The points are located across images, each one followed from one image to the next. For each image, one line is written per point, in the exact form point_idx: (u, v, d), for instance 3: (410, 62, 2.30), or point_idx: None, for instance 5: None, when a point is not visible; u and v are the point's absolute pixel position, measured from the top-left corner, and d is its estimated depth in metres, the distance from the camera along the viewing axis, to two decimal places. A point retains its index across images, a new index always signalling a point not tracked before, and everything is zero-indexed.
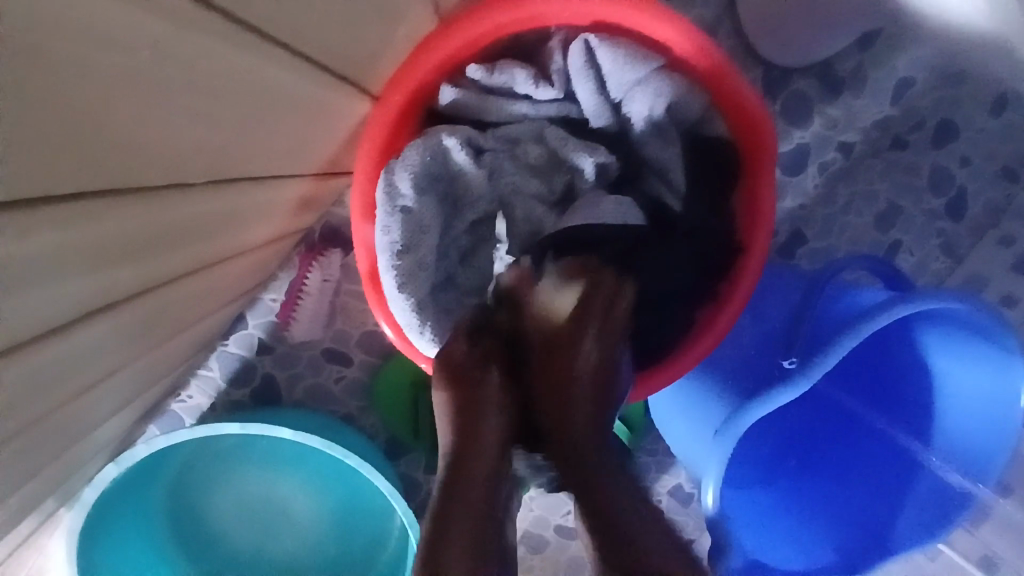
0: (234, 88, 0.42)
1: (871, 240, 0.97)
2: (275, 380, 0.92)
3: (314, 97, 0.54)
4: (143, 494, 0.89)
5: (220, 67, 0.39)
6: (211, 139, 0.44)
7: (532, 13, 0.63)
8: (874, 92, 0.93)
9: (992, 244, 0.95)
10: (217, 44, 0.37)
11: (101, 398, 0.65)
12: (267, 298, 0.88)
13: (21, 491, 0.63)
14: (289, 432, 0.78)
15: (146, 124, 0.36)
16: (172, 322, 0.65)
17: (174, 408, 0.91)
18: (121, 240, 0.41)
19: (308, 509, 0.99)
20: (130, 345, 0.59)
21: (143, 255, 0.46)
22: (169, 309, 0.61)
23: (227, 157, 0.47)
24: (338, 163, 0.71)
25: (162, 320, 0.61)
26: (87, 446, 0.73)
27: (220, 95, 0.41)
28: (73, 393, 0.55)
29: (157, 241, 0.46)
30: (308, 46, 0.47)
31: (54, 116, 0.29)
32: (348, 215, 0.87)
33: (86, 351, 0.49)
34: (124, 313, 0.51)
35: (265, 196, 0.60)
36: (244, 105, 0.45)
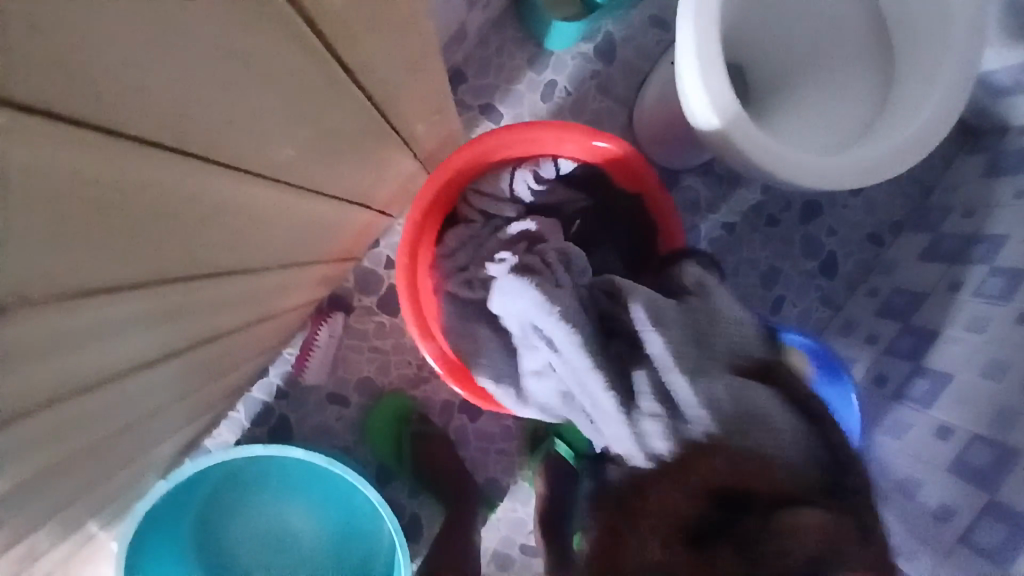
0: (291, 214, 0.70)
1: (759, 296, 1.24)
2: (289, 419, 1.15)
3: (329, 211, 0.82)
4: (180, 514, 1.10)
5: (288, 206, 0.67)
6: (269, 244, 0.70)
7: (486, 148, 0.99)
8: (748, 184, 1.24)
9: (864, 294, 1.25)
10: (288, 195, 0.65)
11: (162, 420, 0.88)
12: (286, 352, 1.13)
13: (95, 491, 0.85)
14: (303, 453, 1.01)
15: (249, 241, 0.64)
16: (221, 362, 0.89)
17: (206, 443, 1.14)
18: (216, 300, 0.68)
19: (312, 531, 1.19)
20: (194, 375, 0.83)
21: (216, 313, 0.72)
22: (222, 351, 0.86)
23: (281, 250, 0.75)
24: (346, 250, 0.99)
25: (217, 359, 0.86)
26: (144, 464, 0.95)
27: (284, 219, 0.69)
28: (151, 409, 0.78)
29: (226, 304, 0.72)
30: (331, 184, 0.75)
31: (217, 250, 0.57)
32: (350, 288, 1.13)
33: (165, 378, 0.73)
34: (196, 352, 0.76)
35: (292, 275, 0.87)
36: (292, 222, 0.72)
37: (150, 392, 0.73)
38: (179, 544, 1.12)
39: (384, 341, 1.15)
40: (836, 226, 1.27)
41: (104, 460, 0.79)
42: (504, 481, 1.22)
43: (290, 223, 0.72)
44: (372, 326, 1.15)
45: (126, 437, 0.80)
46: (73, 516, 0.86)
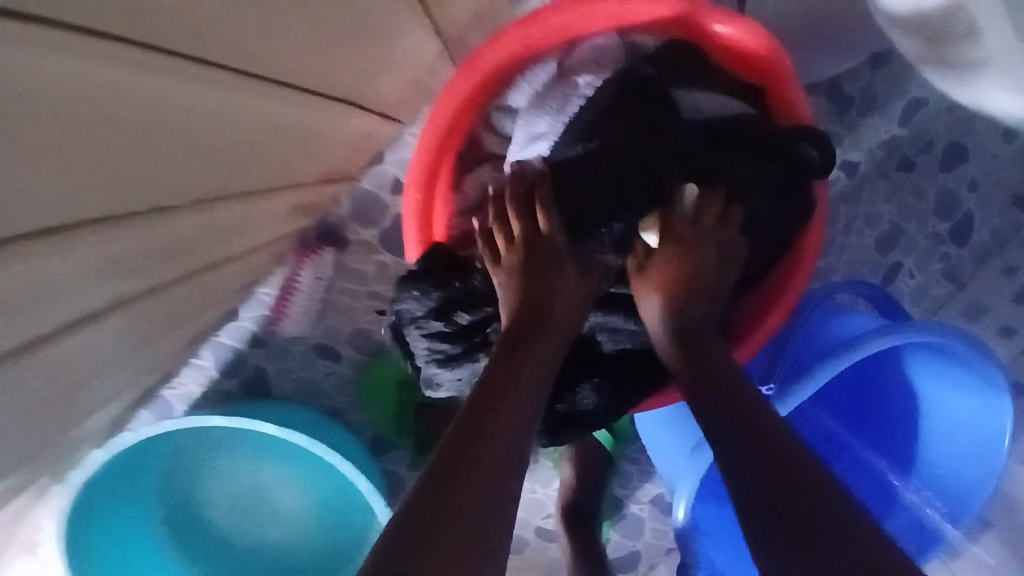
0: (175, 111, 0.42)
1: (871, 262, 0.97)
2: (268, 372, 0.93)
3: (290, 116, 0.55)
4: (137, 475, 0.93)
5: (160, 93, 0.40)
6: (166, 155, 0.45)
7: (552, 25, 0.71)
8: (883, 113, 0.92)
9: (996, 272, 0.93)
10: (148, 73, 0.37)
11: (94, 389, 0.65)
12: (261, 292, 0.88)
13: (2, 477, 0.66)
14: (273, 429, 0.79)
15: (88, 153, 0.38)
16: (164, 317, 0.65)
17: (166, 394, 0.92)
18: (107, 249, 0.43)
19: (297, 503, 1.01)
20: (123, 338, 0.60)
21: (124, 269, 0.48)
22: (160, 305, 0.62)
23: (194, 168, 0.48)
24: (334, 170, 0.71)
25: (152, 315, 0.62)
26: (79, 432, 0.75)
27: (166, 122, 0.42)
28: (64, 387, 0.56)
29: (137, 258, 0.48)
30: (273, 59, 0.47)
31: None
32: (345, 216, 0.87)
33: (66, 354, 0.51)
34: (110, 318, 0.53)
35: (247, 210, 0.61)
36: (200, 124, 0.46)
37: (54, 369, 0.51)
38: (141, 506, 0.96)
39: (388, 286, 0.90)
40: (979, 178, 0.91)
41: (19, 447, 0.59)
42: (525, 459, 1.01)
43: (189, 126, 0.45)
44: (374, 266, 0.90)
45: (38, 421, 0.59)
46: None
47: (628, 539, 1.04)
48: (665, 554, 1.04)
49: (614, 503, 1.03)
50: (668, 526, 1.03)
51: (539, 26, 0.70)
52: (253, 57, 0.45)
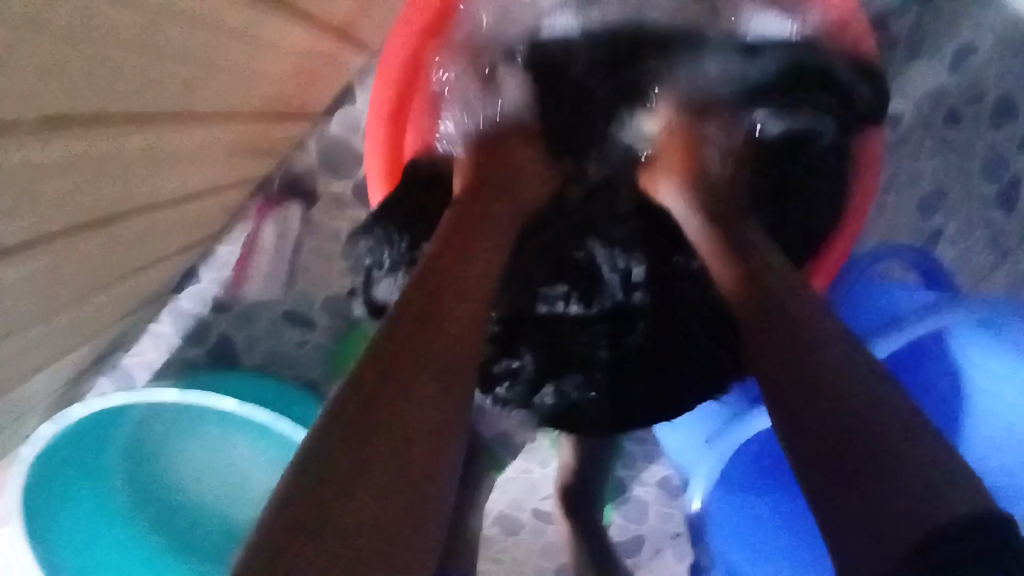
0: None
1: (910, 227, 0.85)
2: (233, 341, 0.84)
3: (238, 23, 0.44)
4: (98, 446, 0.85)
5: None
6: (72, 64, 0.33)
7: None
8: (931, 55, 0.81)
9: None
10: None
11: (17, 357, 0.55)
12: (221, 252, 0.79)
13: None
14: (233, 403, 0.70)
15: None
16: (96, 274, 0.55)
17: (124, 363, 0.84)
18: None
19: (267, 484, 0.92)
20: (33, 303, 0.48)
21: (9, 200, 0.36)
22: (83, 262, 0.50)
23: (103, 82, 0.36)
24: (290, 100, 0.60)
25: (78, 272, 0.51)
26: (13, 403, 0.65)
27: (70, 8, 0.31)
28: None
29: (24, 187, 0.36)
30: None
31: None
32: (312, 164, 0.76)
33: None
34: (18, 268, 0.42)
35: (185, 138, 0.50)
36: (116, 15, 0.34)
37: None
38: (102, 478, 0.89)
39: None
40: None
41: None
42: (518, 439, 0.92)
43: (106, 21, 0.33)
44: (347, 225, 0.79)
45: None
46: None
47: (631, 523, 0.96)
48: (670, 538, 0.96)
49: (615, 485, 0.94)
50: (677, 509, 0.95)
51: None
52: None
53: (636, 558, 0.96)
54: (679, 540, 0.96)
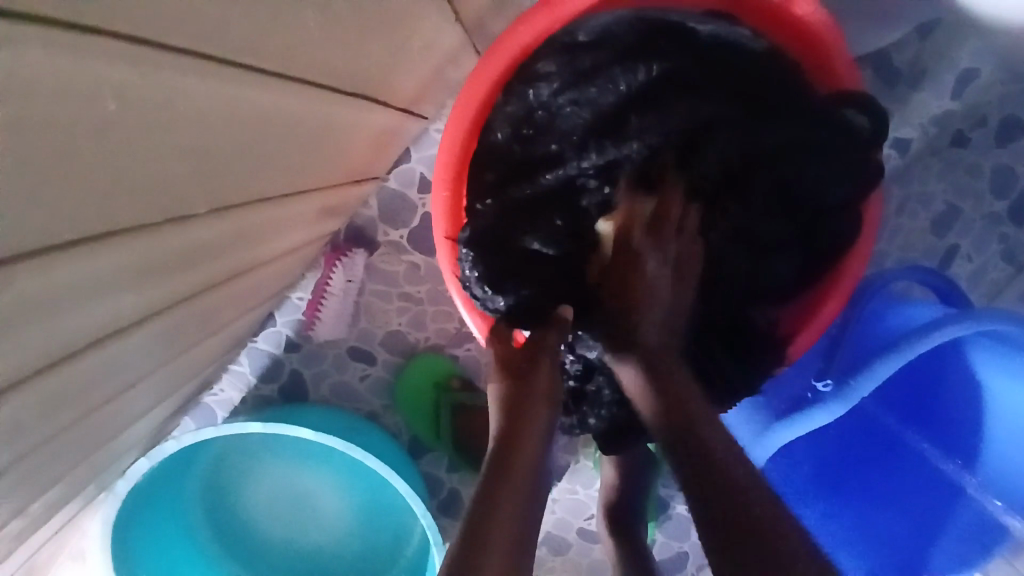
0: (253, 121, 0.40)
1: (926, 245, 0.88)
2: (303, 377, 0.92)
3: (339, 121, 0.52)
4: (179, 483, 0.92)
5: (235, 101, 0.36)
6: (229, 170, 0.41)
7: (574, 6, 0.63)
8: (933, 87, 0.83)
9: None
10: (216, 83, 0.33)
11: (129, 403, 0.63)
12: (294, 297, 0.89)
13: (56, 489, 0.64)
14: (310, 434, 0.79)
15: (162, 174, 0.34)
16: (208, 324, 0.64)
17: (206, 401, 0.93)
18: (150, 261, 0.40)
19: (333, 504, 1.00)
20: (165, 349, 0.57)
21: (171, 273, 0.45)
22: (205, 313, 0.60)
23: (245, 183, 0.44)
24: (362, 170, 0.69)
25: (199, 322, 0.60)
26: (119, 444, 0.73)
27: (241, 131, 0.39)
28: (106, 398, 0.53)
29: (184, 261, 0.45)
30: (329, 78, 0.45)
31: (81, 182, 0.28)
32: (373, 217, 0.87)
33: (120, 359, 0.48)
34: (153, 328, 0.50)
35: (290, 210, 0.58)
36: (267, 136, 0.43)
37: (89, 388, 0.47)
38: (183, 517, 0.95)
39: (418, 288, 0.89)
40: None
41: (51, 467, 0.55)
42: (563, 462, 0.99)
43: (259, 134, 0.42)
44: (403, 268, 0.89)
45: (85, 431, 0.57)
46: (32, 514, 0.65)
47: (674, 539, 1.03)
48: None
49: (659, 504, 1.00)
50: None
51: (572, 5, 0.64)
52: (314, 77, 0.43)
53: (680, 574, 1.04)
54: None
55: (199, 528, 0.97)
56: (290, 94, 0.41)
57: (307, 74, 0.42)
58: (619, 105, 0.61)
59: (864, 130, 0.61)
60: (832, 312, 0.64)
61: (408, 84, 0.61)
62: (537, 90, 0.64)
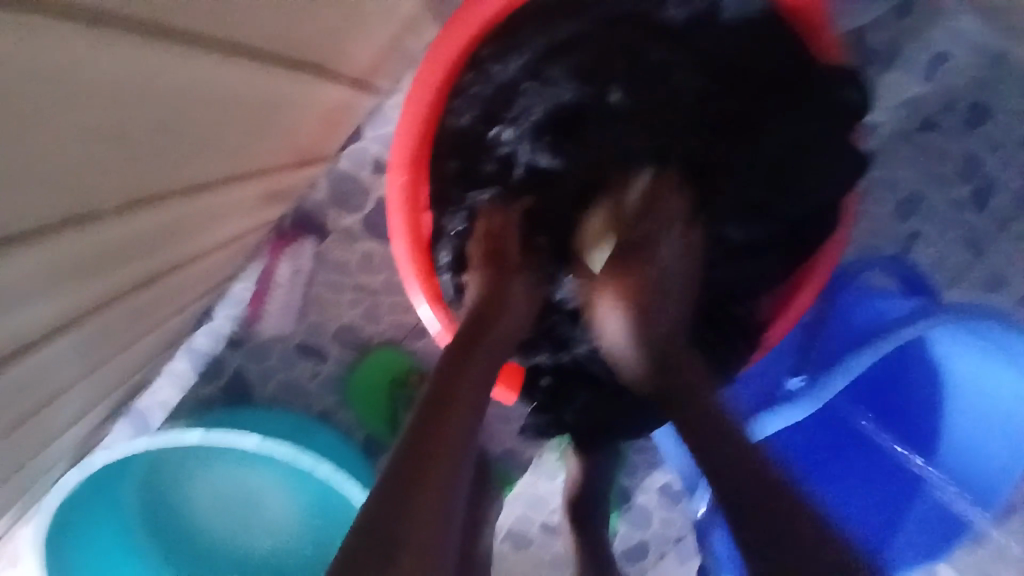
0: (184, 95, 0.33)
1: (891, 232, 0.84)
2: (247, 376, 0.84)
3: (285, 95, 0.45)
4: (111, 497, 0.84)
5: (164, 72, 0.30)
6: (161, 152, 0.34)
7: None
8: (904, 66, 0.81)
9: None
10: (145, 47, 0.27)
11: (51, 418, 0.55)
12: (235, 289, 0.81)
13: None
14: (257, 442, 0.73)
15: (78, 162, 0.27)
16: (140, 327, 0.56)
17: (138, 406, 0.83)
18: (65, 270, 0.33)
19: (284, 508, 0.93)
20: (92, 359, 0.50)
21: (87, 279, 0.37)
22: (136, 315, 0.52)
23: (182, 168, 0.38)
24: (311, 151, 0.61)
25: (128, 327, 0.52)
26: (41, 460, 0.64)
27: (166, 115, 0.33)
28: (24, 419, 0.46)
29: (108, 264, 0.38)
30: (272, 38, 0.38)
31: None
32: (322, 200, 0.79)
33: (45, 374, 0.41)
34: (77, 339, 0.42)
35: (230, 198, 0.50)
36: (209, 116, 0.37)
37: (3, 412, 0.40)
38: (119, 526, 0.88)
39: (373, 278, 0.82)
40: (999, 138, 0.81)
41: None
42: (527, 454, 0.97)
43: (194, 115, 0.35)
44: (357, 257, 0.82)
45: (4, 454, 0.49)
46: None
47: (637, 528, 1.02)
48: (673, 543, 1.03)
49: (623, 493, 1.00)
50: (678, 515, 1.02)
51: None
52: (249, 38, 0.35)
53: (641, 562, 1.04)
54: (683, 543, 1.03)
55: (137, 540, 0.90)
56: (224, 58, 0.34)
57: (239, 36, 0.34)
58: (586, 71, 0.58)
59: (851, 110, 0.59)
60: (808, 298, 0.62)
61: (366, 53, 0.54)
62: (506, 64, 0.60)
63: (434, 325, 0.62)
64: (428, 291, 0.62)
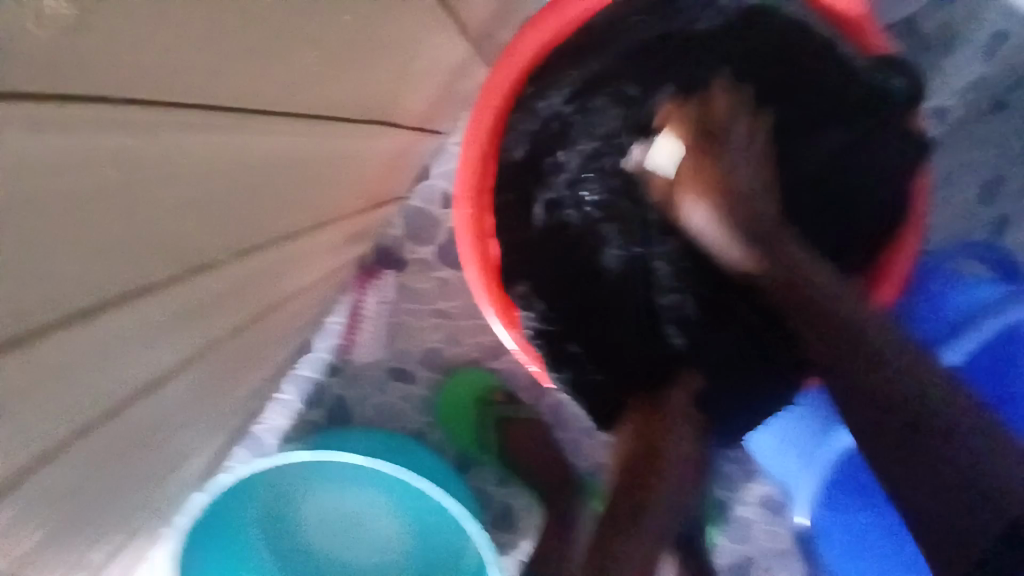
0: (249, 166, 0.40)
1: (979, 219, 0.77)
2: (345, 401, 0.93)
3: (351, 144, 0.51)
4: (237, 523, 0.93)
5: (232, 144, 0.37)
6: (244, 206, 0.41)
7: (581, 5, 0.61)
8: (964, 48, 0.75)
9: None
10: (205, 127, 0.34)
11: (182, 441, 0.63)
12: (330, 322, 0.90)
13: (125, 524, 0.65)
14: (356, 458, 0.80)
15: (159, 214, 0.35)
16: (245, 359, 0.64)
17: (256, 432, 0.93)
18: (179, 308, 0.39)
19: (388, 523, 1.00)
20: (206, 387, 0.58)
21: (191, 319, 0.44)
22: (239, 349, 0.60)
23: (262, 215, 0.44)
24: (382, 192, 0.68)
25: (235, 360, 0.60)
26: (178, 479, 0.74)
27: (235, 180, 0.40)
28: (154, 440, 0.54)
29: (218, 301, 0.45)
30: (326, 102, 0.44)
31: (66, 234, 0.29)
32: (399, 236, 0.87)
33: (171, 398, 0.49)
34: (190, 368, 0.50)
35: (311, 241, 0.57)
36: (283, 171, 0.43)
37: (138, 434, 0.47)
38: (252, 556, 0.97)
39: (450, 303, 0.88)
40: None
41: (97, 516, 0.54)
42: None
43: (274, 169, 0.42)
44: (433, 285, 0.88)
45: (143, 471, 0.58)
46: (104, 554, 0.67)
47: (738, 542, 0.98)
48: (779, 555, 0.99)
49: (721, 506, 0.97)
50: (781, 526, 0.98)
51: (581, 4, 0.61)
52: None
53: None
54: (789, 556, 0.98)
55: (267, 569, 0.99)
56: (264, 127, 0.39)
57: (293, 105, 0.41)
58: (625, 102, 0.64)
59: (899, 89, 0.59)
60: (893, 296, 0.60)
61: (420, 100, 0.60)
62: (550, 100, 0.64)
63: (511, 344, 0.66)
64: (501, 312, 0.66)
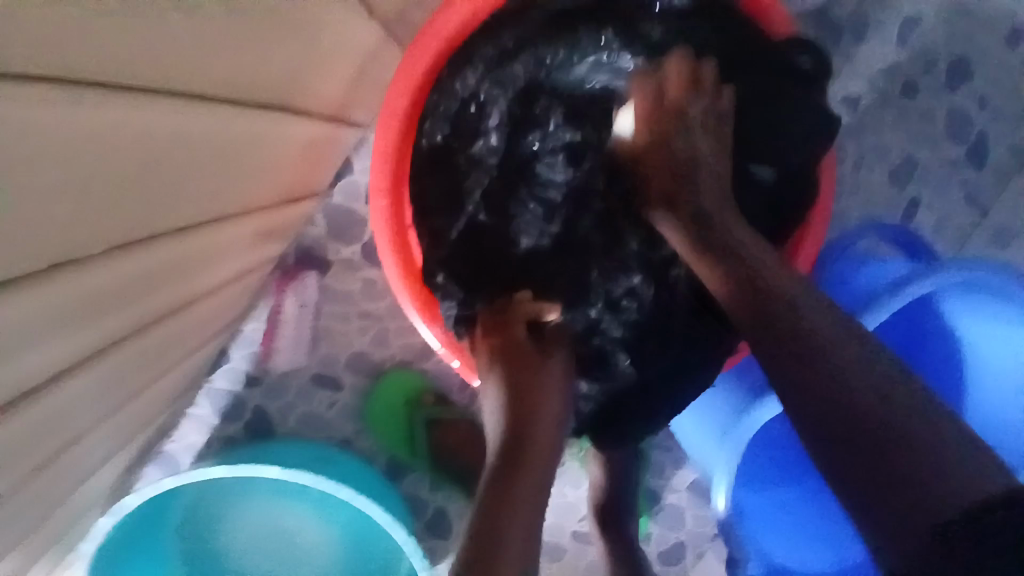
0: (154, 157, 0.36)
1: (887, 200, 0.83)
2: (267, 411, 0.87)
3: (258, 128, 0.48)
4: (154, 547, 0.87)
5: (143, 126, 0.34)
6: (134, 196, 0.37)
7: None
8: (874, 39, 0.78)
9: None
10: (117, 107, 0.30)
11: (83, 459, 0.57)
12: (248, 328, 0.85)
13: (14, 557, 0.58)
14: (278, 471, 0.76)
15: (65, 207, 0.31)
16: (153, 366, 0.58)
17: (167, 449, 0.87)
18: (62, 311, 0.35)
19: (318, 538, 0.95)
20: (109, 399, 0.52)
21: (89, 324, 0.39)
22: (145, 357, 0.54)
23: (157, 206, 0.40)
24: (297, 188, 0.65)
25: (139, 367, 0.54)
26: (77, 504, 0.67)
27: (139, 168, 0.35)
28: (52, 460, 0.48)
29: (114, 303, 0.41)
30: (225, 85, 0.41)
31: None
32: (320, 234, 0.83)
33: (65, 411, 0.43)
34: (88, 378, 0.44)
35: (217, 239, 0.53)
36: (178, 156, 0.39)
37: (28, 452, 0.41)
38: None
39: (377, 303, 0.85)
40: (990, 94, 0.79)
41: None
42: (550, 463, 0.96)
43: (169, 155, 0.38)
44: (359, 285, 0.85)
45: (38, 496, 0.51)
46: None
47: (669, 530, 1.00)
48: (710, 539, 1.02)
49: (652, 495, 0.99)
50: (710, 510, 1.01)
51: None
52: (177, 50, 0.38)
53: (679, 565, 1.02)
54: (717, 540, 1.02)
55: None
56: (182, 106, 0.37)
57: (200, 85, 0.38)
58: (550, 82, 0.64)
59: (809, 69, 0.61)
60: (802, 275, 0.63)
61: (332, 88, 0.58)
62: (465, 81, 0.63)
63: (434, 338, 0.65)
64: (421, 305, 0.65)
